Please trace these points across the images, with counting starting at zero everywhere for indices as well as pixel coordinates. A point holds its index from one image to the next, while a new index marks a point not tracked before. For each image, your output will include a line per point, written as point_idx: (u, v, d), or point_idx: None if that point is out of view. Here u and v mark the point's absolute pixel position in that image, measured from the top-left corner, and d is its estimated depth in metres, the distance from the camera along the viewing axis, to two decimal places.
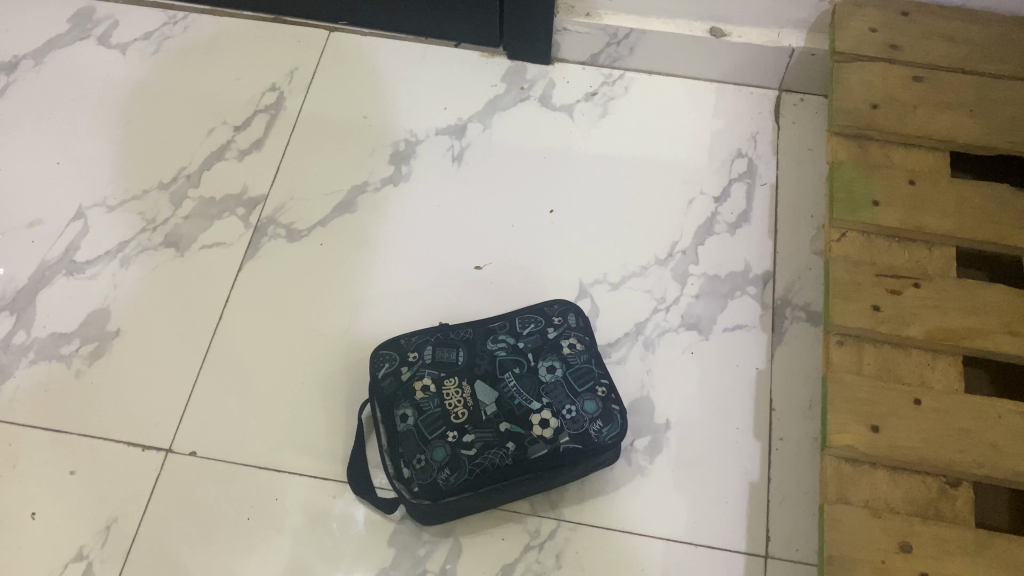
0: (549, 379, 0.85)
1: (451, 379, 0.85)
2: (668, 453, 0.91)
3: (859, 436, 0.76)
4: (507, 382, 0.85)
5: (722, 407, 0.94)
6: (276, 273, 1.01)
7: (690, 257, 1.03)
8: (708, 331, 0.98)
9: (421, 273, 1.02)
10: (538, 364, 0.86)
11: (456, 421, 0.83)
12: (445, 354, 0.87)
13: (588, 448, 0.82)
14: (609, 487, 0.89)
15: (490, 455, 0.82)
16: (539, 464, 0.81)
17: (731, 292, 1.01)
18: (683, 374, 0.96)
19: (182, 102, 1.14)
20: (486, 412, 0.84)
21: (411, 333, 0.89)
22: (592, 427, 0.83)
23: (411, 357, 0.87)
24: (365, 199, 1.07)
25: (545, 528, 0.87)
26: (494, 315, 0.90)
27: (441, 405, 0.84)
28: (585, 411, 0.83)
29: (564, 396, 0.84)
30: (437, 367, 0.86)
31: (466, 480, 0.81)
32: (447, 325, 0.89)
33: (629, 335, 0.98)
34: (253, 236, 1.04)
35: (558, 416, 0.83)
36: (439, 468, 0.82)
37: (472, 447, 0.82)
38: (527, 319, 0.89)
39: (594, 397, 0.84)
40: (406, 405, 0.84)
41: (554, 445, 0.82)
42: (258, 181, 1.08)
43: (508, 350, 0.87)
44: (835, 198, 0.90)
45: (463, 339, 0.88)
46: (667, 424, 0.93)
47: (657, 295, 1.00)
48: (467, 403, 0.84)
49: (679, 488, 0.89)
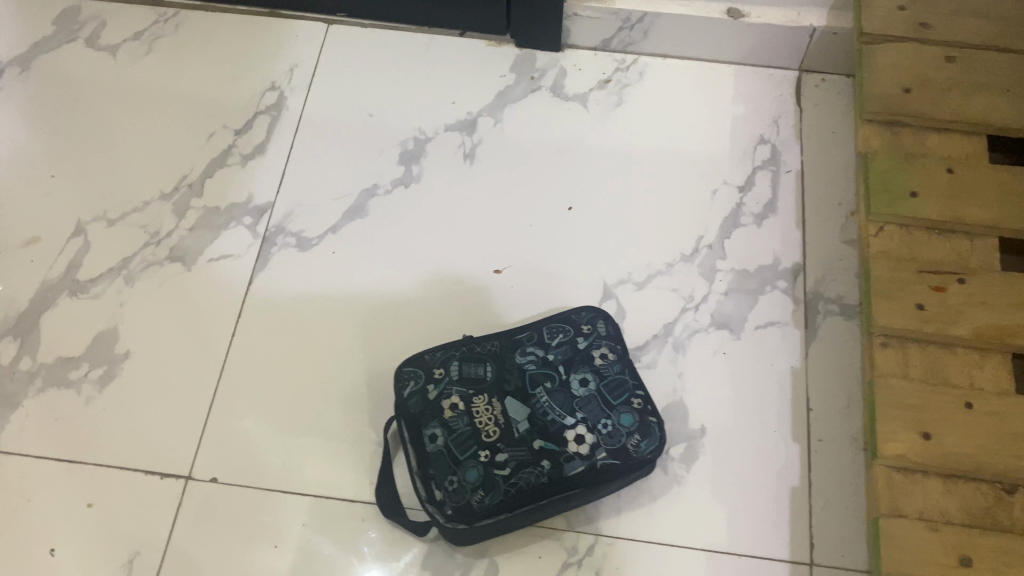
0: (583, 393, 0.82)
1: (480, 396, 0.82)
2: (705, 460, 0.89)
3: (912, 444, 0.73)
4: (539, 397, 0.82)
5: (758, 409, 0.91)
6: (288, 285, 0.97)
7: (716, 252, 0.99)
8: (739, 330, 0.95)
9: (438, 279, 0.98)
10: (570, 378, 0.83)
11: (488, 440, 0.80)
12: (471, 369, 0.83)
13: (626, 464, 0.79)
14: (646, 499, 0.87)
15: (525, 474, 0.79)
16: (577, 482, 0.79)
17: (760, 288, 0.98)
18: (716, 377, 0.93)
19: (179, 106, 1.09)
20: (518, 429, 0.81)
21: (435, 348, 0.85)
22: (629, 441, 0.80)
23: (437, 374, 0.83)
24: (376, 203, 1.03)
25: (582, 544, 0.85)
26: (520, 326, 0.87)
27: (472, 424, 0.81)
28: (621, 425, 0.80)
29: (599, 410, 0.81)
30: (464, 383, 0.83)
31: (501, 501, 0.78)
32: (472, 338, 0.86)
33: (657, 337, 0.94)
34: (261, 247, 1.00)
35: (594, 432, 0.80)
36: (473, 489, 0.79)
37: (506, 466, 0.79)
38: (556, 329, 0.86)
39: (630, 410, 0.81)
40: (434, 425, 0.81)
41: (591, 461, 0.79)
42: (263, 187, 1.03)
43: (537, 363, 0.84)
44: (870, 191, 0.86)
45: (490, 353, 0.85)
46: (702, 430, 0.90)
47: (685, 293, 0.97)
48: (498, 421, 0.81)
49: (717, 496, 0.87)
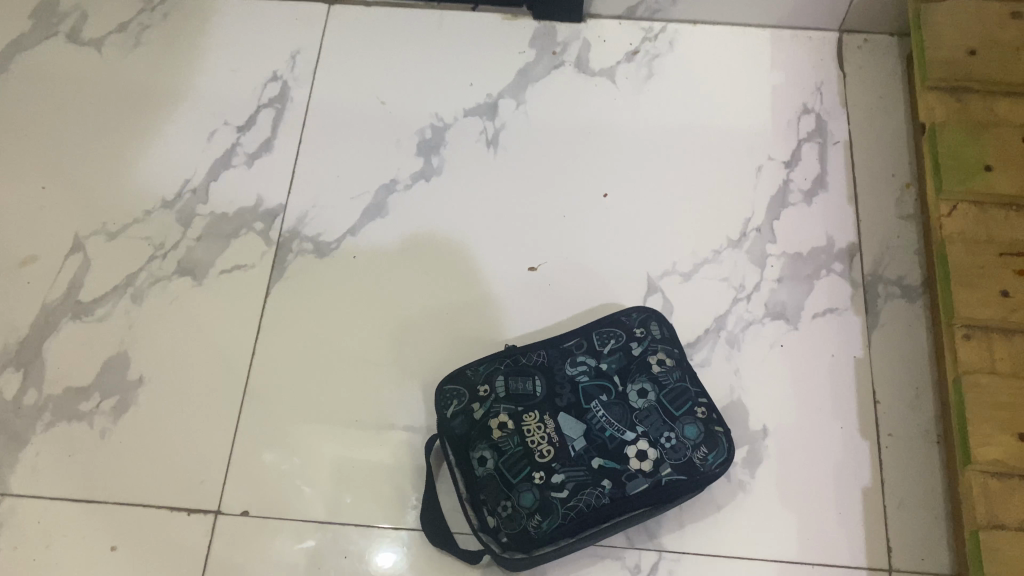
0: (641, 404, 0.76)
1: (531, 413, 0.76)
2: (769, 463, 0.83)
3: (1007, 447, 0.68)
4: (594, 411, 0.76)
5: (822, 405, 0.85)
6: (309, 295, 0.90)
7: (766, 236, 0.93)
8: (796, 320, 0.89)
9: (469, 281, 0.91)
10: (626, 388, 0.77)
11: (542, 460, 0.74)
12: (519, 384, 0.77)
13: (694, 480, 0.73)
14: (710, 509, 0.81)
15: (585, 495, 0.73)
16: (641, 502, 0.73)
17: (816, 272, 0.91)
18: (775, 372, 0.87)
19: (176, 103, 1.01)
20: (574, 447, 0.75)
21: (478, 362, 0.79)
22: (695, 454, 0.74)
23: (482, 392, 0.77)
24: (396, 200, 0.95)
25: (646, 562, 0.79)
26: (567, 333, 0.81)
27: (523, 443, 0.75)
28: (685, 437, 0.74)
29: (660, 422, 0.75)
30: (512, 400, 0.76)
31: (560, 526, 0.72)
32: (517, 349, 0.79)
33: (710, 332, 0.88)
34: (276, 254, 0.92)
35: (656, 446, 0.74)
36: (529, 514, 0.73)
37: (564, 488, 0.73)
38: (606, 336, 0.80)
39: (693, 420, 0.75)
40: (483, 446, 0.75)
41: (655, 478, 0.73)
42: (273, 189, 0.96)
43: (590, 375, 0.78)
44: (940, 169, 0.79)
45: (537, 365, 0.78)
46: (764, 431, 0.84)
47: (735, 282, 0.90)
48: (551, 439, 0.75)
49: (785, 502, 0.81)
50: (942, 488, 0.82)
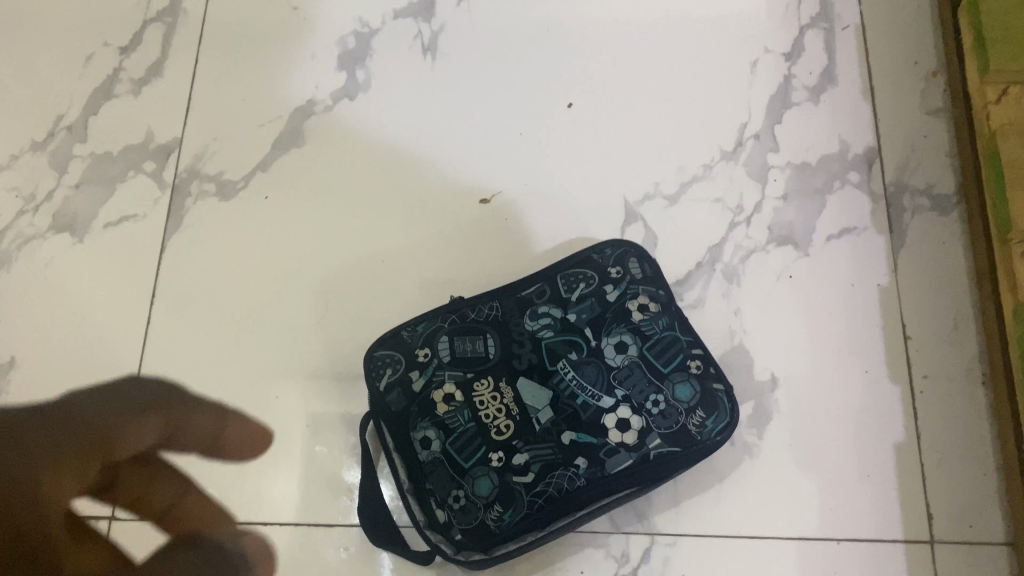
0: (621, 362, 0.61)
1: (483, 380, 0.60)
2: (781, 420, 0.68)
3: None
4: (563, 374, 0.60)
5: (842, 345, 0.70)
6: (213, 247, 0.74)
7: (766, 144, 0.77)
8: (807, 244, 0.73)
9: (407, 220, 0.75)
10: (601, 343, 0.61)
11: (500, 438, 0.59)
12: (467, 345, 0.61)
13: (690, 452, 0.58)
14: (711, 479, 0.67)
15: (556, 479, 0.58)
16: (625, 483, 0.58)
17: (827, 185, 0.75)
18: (783, 308, 0.71)
19: (43, 21, 0.83)
20: (540, 420, 0.59)
21: (415, 320, 0.63)
22: (690, 421, 0.59)
23: (421, 358, 0.61)
24: (315, 126, 0.78)
25: (636, 549, 0.65)
26: (525, 278, 0.65)
27: (476, 419, 0.59)
28: (677, 399, 0.59)
29: (645, 383, 0.60)
30: (459, 366, 0.61)
31: (527, 518, 0.58)
32: (463, 302, 0.64)
33: (703, 265, 0.72)
34: (171, 200, 0.76)
35: (641, 413, 0.59)
36: (487, 506, 0.58)
37: (528, 471, 0.58)
38: (574, 279, 0.63)
39: (686, 377, 0.60)
40: (426, 425, 0.60)
41: (642, 452, 0.58)
42: (166, 121, 0.79)
43: (555, 328, 0.62)
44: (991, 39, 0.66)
45: (490, 320, 0.63)
46: (774, 381, 0.69)
47: (731, 203, 0.75)
48: (510, 411, 0.60)
49: (802, 466, 0.67)
50: (990, 438, 0.67)
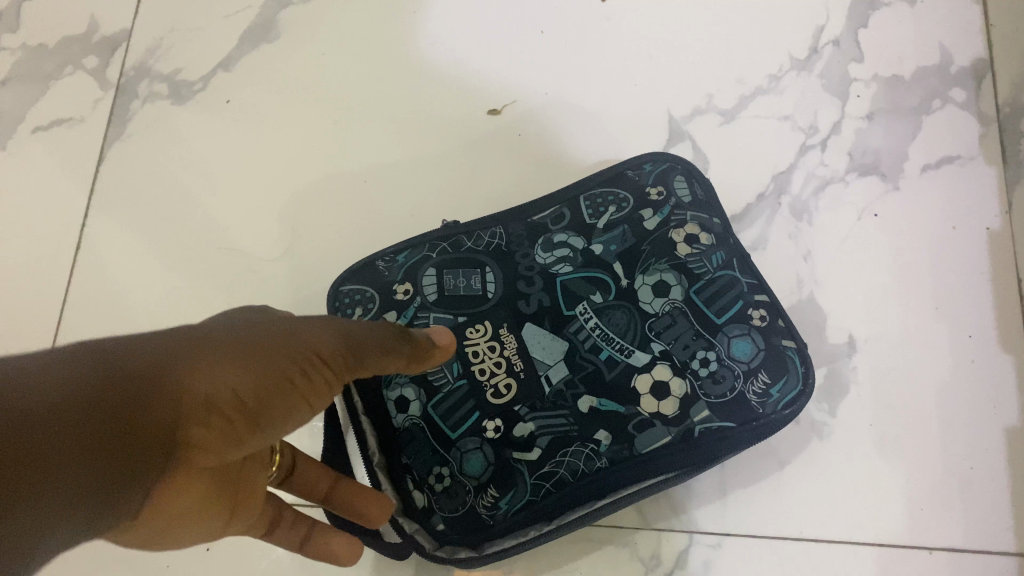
0: (660, 308, 0.46)
1: (477, 326, 0.46)
2: (859, 394, 0.54)
3: None
4: (583, 321, 0.46)
5: (939, 303, 0.55)
6: (163, 159, 0.61)
7: (848, 53, 0.61)
8: (896, 176, 0.58)
9: (399, 134, 0.61)
10: (635, 282, 0.47)
11: (497, 402, 0.45)
12: (460, 281, 0.48)
13: (749, 428, 0.44)
14: (769, 465, 0.53)
15: (569, 458, 0.44)
16: (662, 467, 0.44)
17: (924, 104, 0.60)
18: (865, 255, 0.57)
19: None
20: (550, 380, 0.45)
21: (396, 249, 0.49)
22: (749, 387, 0.45)
23: (400, 295, 0.48)
24: (292, 19, 0.64)
25: (669, 550, 0.51)
26: (540, 200, 0.51)
27: (467, 375, 0.45)
28: (733, 358, 0.45)
29: (690, 336, 0.46)
30: (449, 306, 0.47)
31: (530, 507, 0.44)
32: (458, 227, 0.50)
33: (765, 197, 0.58)
34: (115, 102, 0.62)
35: (685, 375, 0.45)
36: (478, 489, 0.44)
37: (533, 447, 0.44)
38: (601, 201, 0.50)
39: (745, 330, 0.46)
40: (403, 382, 0.46)
41: (684, 427, 0.44)
42: (114, 8, 0.65)
43: (574, 262, 0.48)
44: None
45: (491, 251, 0.49)
46: (852, 344, 0.55)
47: (802, 122, 0.60)
48: (511, 367, 0.45)
49: (886, 453, 0.53)
50: None
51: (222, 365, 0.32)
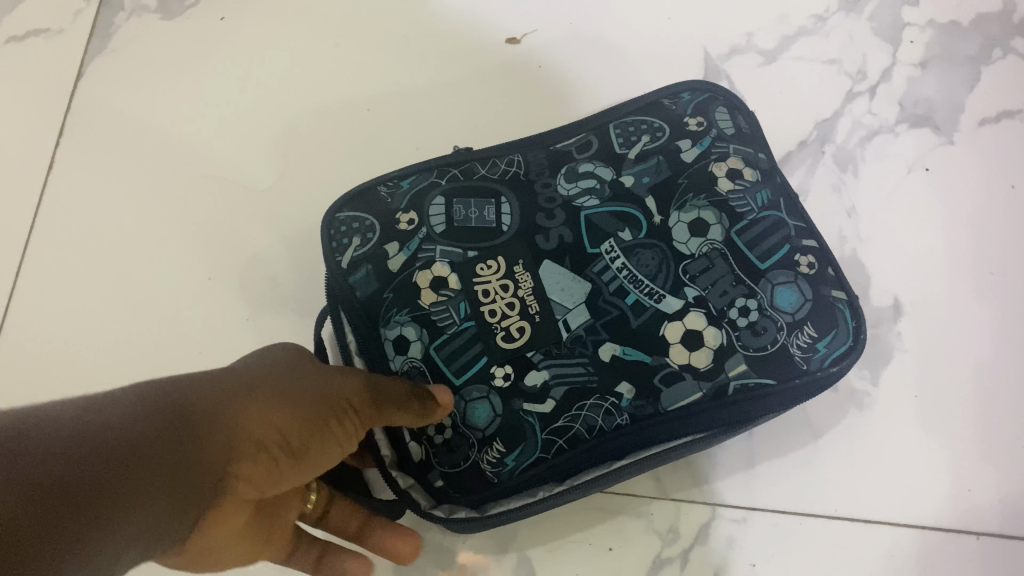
0: (696, 249, 0.41)
1: (489, 262, 0.41)
2: (903, 362, 0.49)
3: None
4: (608, 261, 0.41)
5: (995, 267, 0.50)
6: (148, 78, 0.56)
7: None
8: (951, 128, 0.53)
9: (409, 63, 0.56)
10: (668, 219, 0.42)
11: (507, 347, 0.39)
12: (471, 211, 0.42)
13: (789, 386, 0.39)
14: (802, 436, 0.48)
15: (587, 413, 0.39)
16: (689, 426, 0.39)
17: (984, 54, 0.55)
18: (914, 211, 0.52)
19: None
20: (569, 325, 0.40)
21: (400, 175, 0.44)
22: (792, 341, 0.40)
23: (403, 225, 0.42)
24: None
25: (689, 523, 0.46)
26: (564, 129, 0.46)
27: (475, 316, 0.40)
28: (776, 308, 0.40)
29: (729, 282, 0.41)
30: (458, 239, 0.41)
31: (540, 465, 0.39)
32: (473, 154, 0.45)
33: (808, 144, 0.53)
34: (98, 14, 0.57)
35: (722, 324, 0.40)
36: (482, 444, 0.38)
37: (547, 399, 0.39)
38: (633, 129, 0.45)
39: (790, 278, 0.41)
40: (403, 320, 0.40)
41: (718, 383, 0.39)
42: None
43: (601, 195, 0.43)
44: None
45: (507, 179, 0.43)
46: (896, 308, 0.50)
47: (850, 67, 0.55)
48: (526, 309, 0.40)
49: (931, 428, 0.48)
50: None
51: (254, 405, 0.32)
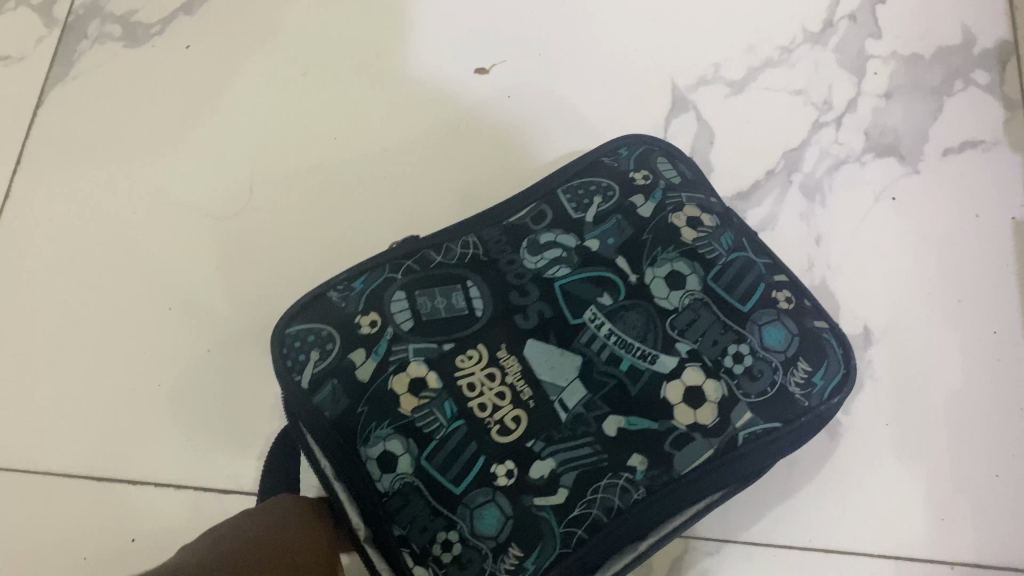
0: (678, 302, 0.41)
1: (469, 352, 0.39)
2: (875, 390, 0.49)
3: None
4: (594, 329, 0.40)
5: (962, 296, 0.51)
6: (109, 106, 0.55)
7: (865, 28, 0.57)
8: (917, 158, 0.54)
9: (377, 90, 0.55)
10: (644, 277, 0.42)
11: (503, 442, 0.37)
12: (438, 301, 0.41)
13: (797, 421, 0.39)
14: (776, 464, 0.47)
15: (602, 494, 0.37)
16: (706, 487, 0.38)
17: (946, 85, 0.55)
18: (881, 241, 0.52)
19: None
20: (565, 404, 0.39)
21: (350, 275, 0.42)
22: (789, 379, 0.40)
23: (366, 328, 0.40)
24: None
25: (661, 557, 0.46)
26: (513, 200, 0.45)
27: (464, 413, 0.38)
28: (767, 348, 0.40)
29: (717, 331, 0.41)
30: (430, 333, 0.40)
31: (564, 561, 0.36)
32: (422, 241, 0.43)
33: (775, 175, 0.53)
34: (59, 41, 0.56)
35: (719, 376, 0.39)
36: (496, 553, 0.36)
37: (557, 488, 0.37)
38: (583, 192, 0.45)
39: (774, 315, 0.42)
40: (385, 434, 0.37)
41: (727, 438, 0.38)
42: None
43: (570, 264, 0.42)
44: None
45: (466, 262, 0.42)
46: (867, 337, 0.50)
47: (816, 98, 0.55)
48: (518, 396, 0.38)
49: (903, 457, 0.48)
50: None
51: None
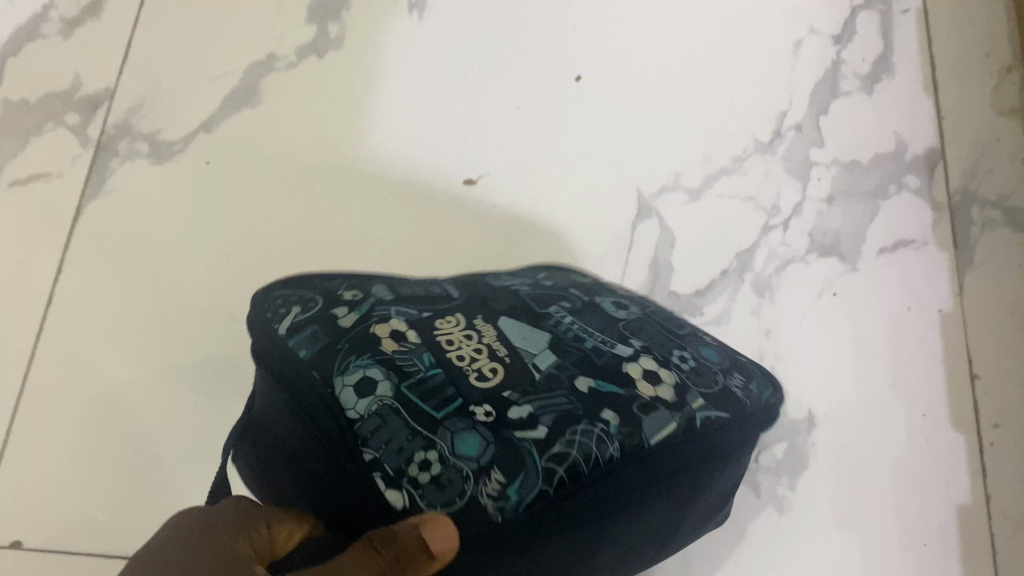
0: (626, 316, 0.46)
1: (447, 317, 0.41)
2: (818, 469, 0.55)
3: None
4: (560, 316, 0.44)
5: (896, 382, 0.57)
6: (137, 217, 0.62)
7: (809, 138, 0.64)
8: (855, 257, 0.61)
9: (376, 201, 0.63)
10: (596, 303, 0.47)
11: (481, 387, 0.38)
12: (415, 292, 0.44)
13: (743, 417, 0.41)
14: (730, 537, 0.54)
15: (581, 437, 0.37)
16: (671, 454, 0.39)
17: (881, 189, 0.63)
18: (824, 333, 0.58)
19: None
20: (538, 366, 0.40)
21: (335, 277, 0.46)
22: (731, 383, 0.43)
23: (349, 296, 0.42)
24: (276, 83, 0.66)
25: None
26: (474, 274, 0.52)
27: (441, 364, 0.39)
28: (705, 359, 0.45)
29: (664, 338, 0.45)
30: (410, 304, 0.42)
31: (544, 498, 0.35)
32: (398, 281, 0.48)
33: (729, 274, 0.60)
34: (94, 159, 0.63)
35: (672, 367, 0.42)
36: (478, 475, 0.36)
37: (534, 425, 0.37)
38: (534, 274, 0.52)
39: (708, 346, 0.47)
40: (365, 363, 0.38)
41: (686, 415, 0.39)
42: (99, 68, 0.66)
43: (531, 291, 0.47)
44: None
45: (439, 283, 0.47)
46: (811, 421, 0.56)
47: (766, 202, 0.62)
48: (494, 352, 0.40)
49: (843, 529, 0.54)
50: None
51: None
